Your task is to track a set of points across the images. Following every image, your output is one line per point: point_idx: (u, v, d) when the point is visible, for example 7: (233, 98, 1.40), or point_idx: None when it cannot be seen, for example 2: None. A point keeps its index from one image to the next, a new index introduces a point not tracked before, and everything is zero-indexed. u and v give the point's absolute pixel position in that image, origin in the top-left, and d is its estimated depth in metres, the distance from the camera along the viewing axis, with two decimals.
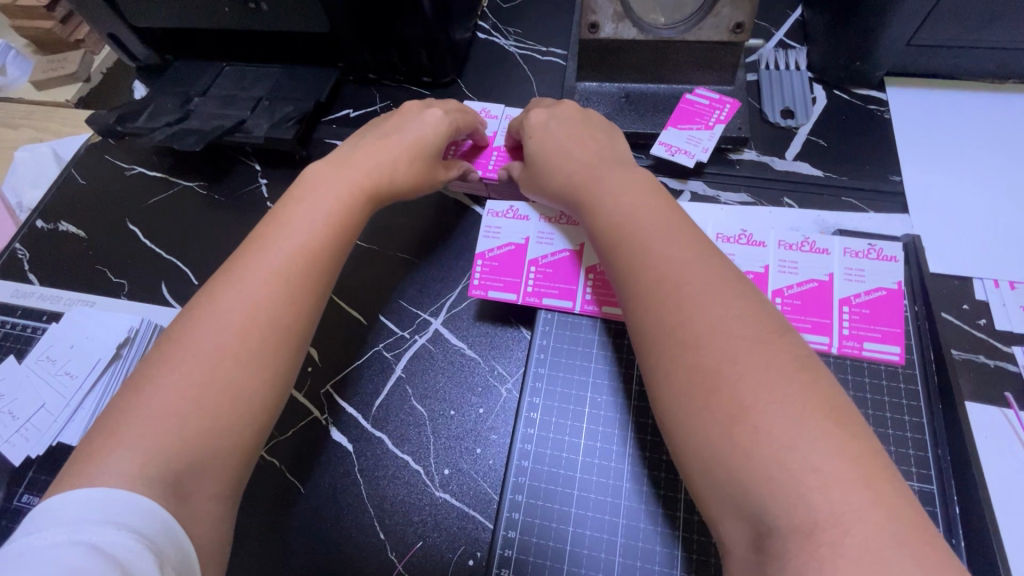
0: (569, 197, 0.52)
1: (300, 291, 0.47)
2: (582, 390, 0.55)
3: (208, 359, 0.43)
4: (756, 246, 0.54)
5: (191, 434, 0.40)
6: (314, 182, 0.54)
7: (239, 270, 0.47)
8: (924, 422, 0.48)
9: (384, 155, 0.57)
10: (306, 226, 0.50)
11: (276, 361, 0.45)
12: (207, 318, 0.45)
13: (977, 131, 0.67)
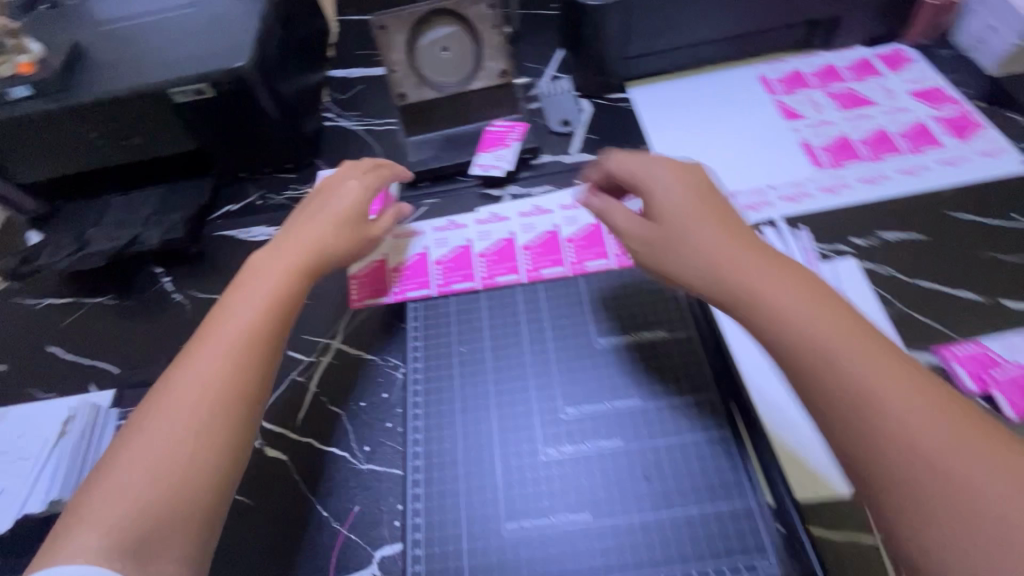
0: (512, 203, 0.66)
1: (247, 367, 0.56)
2: (453, 344, 0.67)
3: (164, 432, 0.51)
4: (547, 212, 0.76)
5: (150, 504, 0.48)
6: (257, 267, 0.64)
7: (198, 351, 0.56)
8: (683, 288, 0.67)
9: (303, 238, 0.67)
10: (250, 312, 0.59)
11: (223, 430, 0.53)
12: (158, 402, 0.53)
13: (696, 100, 0.93)
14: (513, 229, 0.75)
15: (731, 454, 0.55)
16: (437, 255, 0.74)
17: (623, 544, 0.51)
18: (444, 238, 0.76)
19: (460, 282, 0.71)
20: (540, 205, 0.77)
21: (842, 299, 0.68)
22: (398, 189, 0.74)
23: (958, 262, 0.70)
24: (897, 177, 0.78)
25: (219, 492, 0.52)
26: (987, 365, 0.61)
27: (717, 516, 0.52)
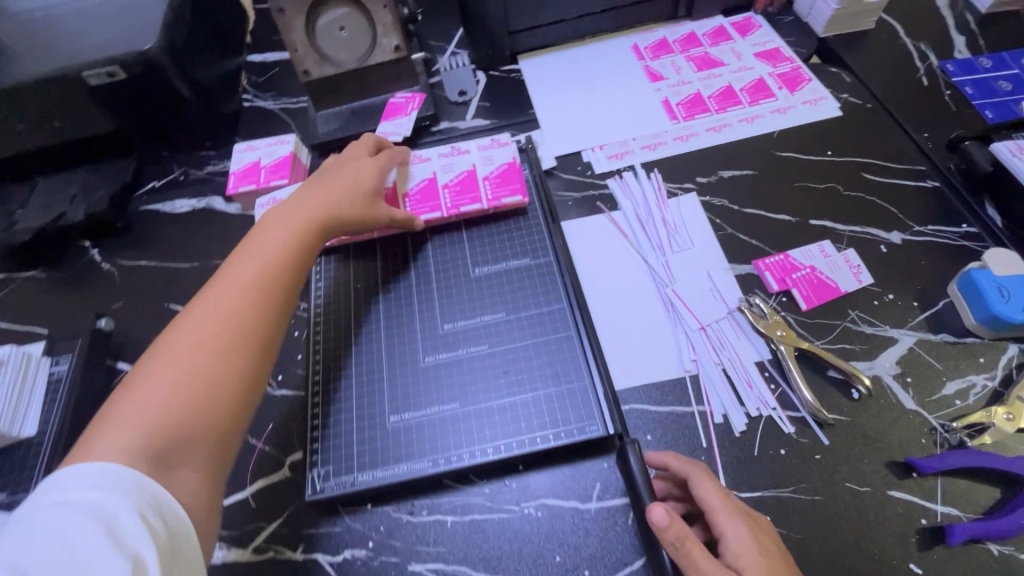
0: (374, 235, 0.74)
1: (255, 313, 0.60)
2: (347, 286, 0.76)
3: (174, 376, 0.54)
4: (426, 162, 0.84)
5: (177, 416, 0.52)
6: (275, 219, 0.69)
7: (203, 301, 0.60)
8: (545, 231, 0.79)
9: (334, 187, 0.73)
10: (266, 255, 0.64)
11: (245, 354, 0.58)
12: (213, 314, 0.58)
13: (578, 68, 1.04)
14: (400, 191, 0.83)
15: (573, 349, 0.68)
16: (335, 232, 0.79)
17: (483, 423, 0.64)
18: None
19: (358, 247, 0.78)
20: (423, 157, 0.84)
21: (681, 228, 0.81)
22: (342, 162, 0.77)
23: (780, 192, 0.83)
24: (737, 126, 0.91)
25: (225, 431, 0.55)
26: (790, 269, 0.74)
27: (560, 396, 0.65)
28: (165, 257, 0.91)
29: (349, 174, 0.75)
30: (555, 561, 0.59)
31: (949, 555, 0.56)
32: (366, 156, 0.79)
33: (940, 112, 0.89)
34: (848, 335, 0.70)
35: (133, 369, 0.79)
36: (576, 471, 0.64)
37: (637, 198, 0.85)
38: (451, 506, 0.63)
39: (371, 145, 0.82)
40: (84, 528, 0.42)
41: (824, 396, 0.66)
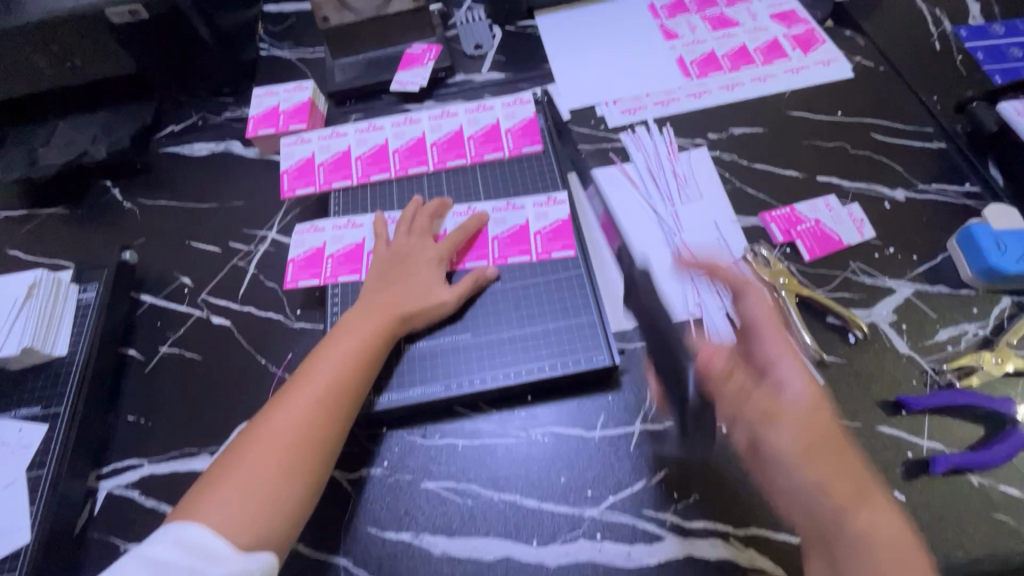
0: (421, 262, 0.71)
1: (332, 429, 0.60)
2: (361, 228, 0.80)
3: (261, 466, 0.56)
4: (451, 116, 0.86)
5: (268, 491, 0.56)
6: (348, 320, 0.66)
7: (281, 404, 0.60)
8: (554, 179, 0.80)
9: (403, 293, 0.68)
10: (346, 349, 0.63)
11: (326, 427, 0.59)
12: (313, 445, 0.58)
13: (594, 25, 1.04)
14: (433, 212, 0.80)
15: (582, 286, 0.71)
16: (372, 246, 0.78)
17: (495, 353, 0.68)
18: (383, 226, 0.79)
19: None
20: (476, 211, 0.77)
21: (690, 180, 0.83)
22: (404, 252, 0.72)
23: (789, 149, 0.85)
24: (749, 84, 0.92)
25: (312, 497, 0.58)
26: (795, 222, 0.76)
27: (565, 331, 0.68)
28: (184, 198, 0.93)
29: (411, 267, 0.70)
30: (560, 482, 0.63)
31: (931, 484, 0.59)
32: (427, 244, 0.73)
33: (951, 76, 0.90)
34: (848, 284, 0.72)
35: (156, 300, 0.82)
36: (581, 401, 0.67)
37: (648, 150, 0.86)
38: (462, 430, 0.67)
39: (429, 214, 0.76)
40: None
41: (821, 339, 0.69)
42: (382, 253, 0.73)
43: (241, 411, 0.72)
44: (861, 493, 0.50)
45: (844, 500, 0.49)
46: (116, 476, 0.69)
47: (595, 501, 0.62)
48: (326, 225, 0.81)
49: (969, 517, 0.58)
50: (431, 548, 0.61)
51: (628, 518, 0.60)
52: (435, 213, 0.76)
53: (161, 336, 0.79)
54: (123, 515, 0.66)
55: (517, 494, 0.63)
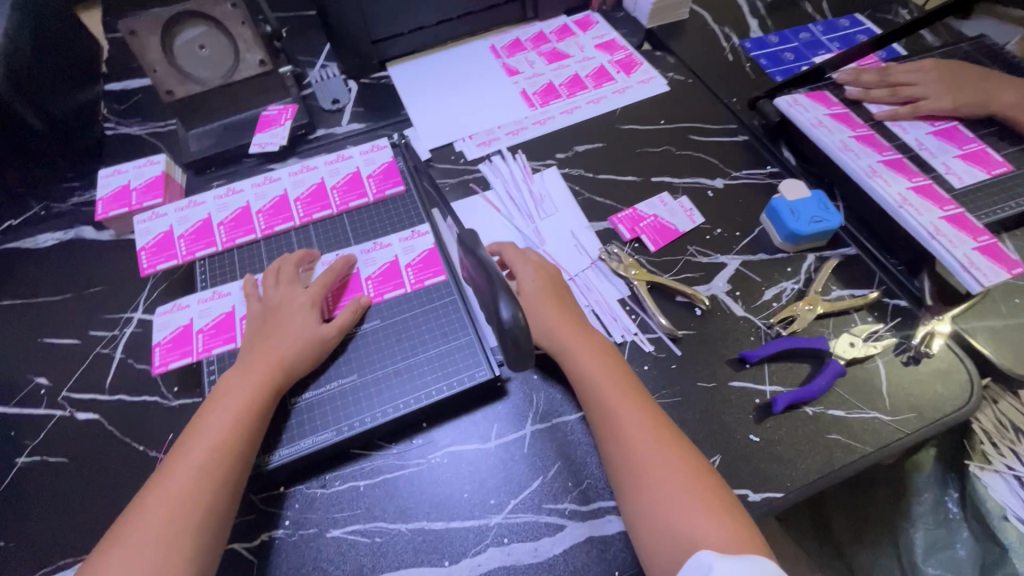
0: (293, 308, 0.71)
1: (216, 495, 0.58)
2: (234, 292, 0.80)
3: (140, 553, 0.54)
4: (312, 170, 0.88)
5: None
6: (227, 384, 0.66)
7: (161, 482, 0.59)
8: (419, 210, 0.85)
9: (279, 346, 0.68)
10: (225, 414, 0.63)
11: (208, 498, 0.58)
12: (195, 519, 0.56)
13: (443, 69, 1.12)
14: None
15: (457, 308, 0.75)
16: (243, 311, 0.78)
17: (382, 388, 0.70)
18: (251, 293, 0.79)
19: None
20: (344, 254, 0.80)
21: (546, 197, 0.91)
22: (274, 304, 0.73)
23: (625, 158, 0.96)
24: (585, 107, 1.04)
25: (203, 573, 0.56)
26: (638, 220, 0.87)
27: (446, 355, 0.71)
28: (31, 294, 0.86)
29: (284, 318, 0.71)
30: (463, 498, 0.65)
31: (777, 422, 0.69)
32: (298, 291, 0.73)
33: (744, 81, 1.07)
34: (689, 266, 0.83)
35: (7, 410, 0.75)
36: (474, 416, 0.70)
37: (504, 176, 0.94)
38: (362, 471, 0.67)
39: (294, 264, 0.77)
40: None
41: (674, 317, 0.78)
42: (255, 310, 0.74)
43: (121, 506, 0.67)
44: (666, 437, 0.62)
45: (619, 387, 0.66)
46: None
47: (498, 508, 0.64)
48: (190, 301, 0.80)
49: (810, 442, 0.67)
50: None
51: (531, 516, 0.64)
52: (302, 262, 0.78)
53: (18, 447, 0.72)
54: None
55: (423, 519, 0.64)
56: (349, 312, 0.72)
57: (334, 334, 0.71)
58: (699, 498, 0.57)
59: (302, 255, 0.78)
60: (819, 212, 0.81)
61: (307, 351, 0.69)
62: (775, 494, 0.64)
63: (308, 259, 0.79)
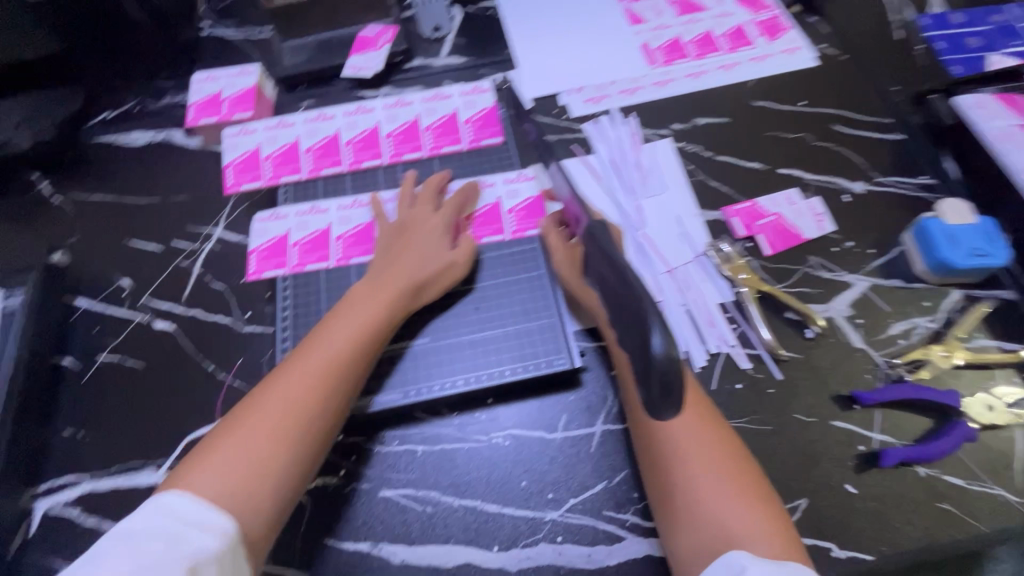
0: (423, 232, 0.69)
1: (335, 398, 0.57)
2: (313, 224, 0.77)
3: (254, 440, 0.53)
4: (408, 105, 0.82)
5: (258, 465, 0.52)
6: (353, 296, 0.64)
7: (280, 376, 0.58)
8: (515, 162, 0.78)
9: (408, 267, 0.66)
10: (349, 325, 0.61)
11: (326, 404, 0.57)
12: (309, 420, 0.55)
13: (559, 6, 0.99)
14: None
15: (544, 286, 0.70)
16: (339, 231, 0.76)
17: (455, 357, 0.67)
18: (348, 215, 0.77)
19: (359, 256, 0.75)
20: (474, 183, 0.75)
21: (654, 172, 0.81)
22: (406, 224, 0.70)
23: (752, 141, 0.84)
24: (714, 73, 0.90)
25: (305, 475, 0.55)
26: (756, 216, 0.76)
27: (527, 332, 0.67)
28: (121, 192, 0.86)
29: (416, 241, 0.68)
30: (521, 486, 0.62)
31: (880, 478, 0.61)
32: (431, 215, 0.71)
33: (911, 67, 0.90)
34: (807, 279, 0.73)
35: (92, 304, 0.77)
36: (541, 403, 0.66)
37: (609, 141, 0.85)
38: (420, 437, 0.65)
39: (434, 186, 0.73)
40: (151, 546, 0.46)
41: (780, 336, 0.69)
42: (386, 228, 0.71)
43: (189, 420, 0.69)
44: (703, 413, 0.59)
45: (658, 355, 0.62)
46: (54, 493, 0.65)
47: (556, 504, 0.61)
48: (288, 211, 0.78)
49: (914, 508, 0.59)
50: (389, 558, 0.60)
51: (590, 520, 0.60)
52: (438, 185, 0.74)
53: (99, 344, 0.74)
54: (64, 534, 0.63)
55: (477, 498, 0.62)
56: (475, 243, 0.69)
57: (464, 267, 0.68)
58: (734, 481, 0.54)
59: (442, 179, 0.75)
60: (982, 245, 0.68)
61: (437, 280, 0.67)
62: (863, 555, 0.57)
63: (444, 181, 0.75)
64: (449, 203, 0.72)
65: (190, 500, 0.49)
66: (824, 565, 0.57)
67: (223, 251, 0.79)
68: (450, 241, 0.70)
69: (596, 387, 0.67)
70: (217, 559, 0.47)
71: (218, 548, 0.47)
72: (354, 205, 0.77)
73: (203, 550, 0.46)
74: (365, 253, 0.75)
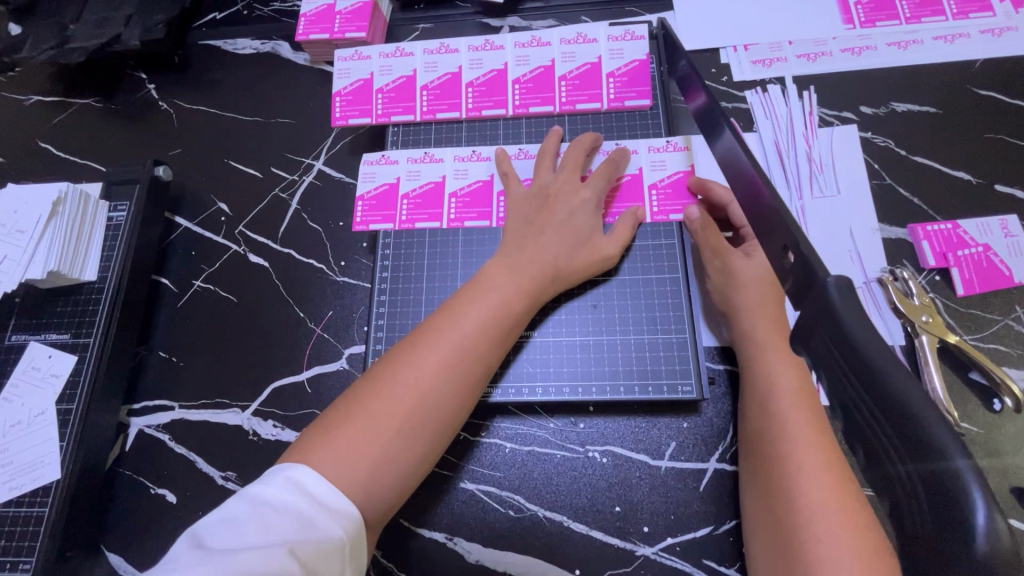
0: (570, 207, 0.61)
1: (469, 386, 0.53)
2: (421, 176, 0.68)
3: (387, 421, 0.49)
4: (544, 46, 0.68)
5: (388, 448, 0.49)
6: (491, 272, 0.57)
7: (412, 354, 0.52)
8: (660, 128, 0.66)
9: (552, 248, 0.58)
10: (489, 307, 0.55)
11: (460, 391, 0.52)
12: (443, 406, 0.51)
13: None
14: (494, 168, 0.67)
15: (676, 295, 0.60)
16: (453, 186, 0.67)
17: (562, 358, 0.60)
18: (465, 168, 0.68)
19: (474, 219, 0.66)
20: (623, 147, 0.65)
21: (830, 167, 0.66)
22: (549, 192, 0.62)
23: (965, 142, 0.66)
24: (929, 44, 0.70)
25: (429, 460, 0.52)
26: (955, 244, 0.61)
27: (649, 344, 0.59)
28: (225, 106, 0.81)
29: (564, 214, 0.60)
30: (613, 511, 0.57)
31: None
32: (580, 186, 0.62)
33: None
34: (1005, 335, 0.58)
35: (191, 226, 0.74)
36: (649, 424, 0.59)
37: (778, 120, 0.69)
38: (512, 433, 0.60)
39: (586, 150, 0.64)
40: (284, 522, 0.42)
41: (959, 400, 0.56)
42: (521, 191, 0.63)
43: (278, 366, 0.67)
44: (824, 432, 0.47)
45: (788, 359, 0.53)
46: (147, 414, 0.66)
47: (650, 540, 0.55)
48: (400, 156, 0.69)
49: None
50: (465, 554, 0.57)
51: (686, 565, 0.54)
52: (589, 147, 0.64)
53: (195, 269, 0.72)
54: (155, 456, 0.64)
55: (564, 514, 0.57)
56: (627, 225, 0.61)
57: (617, 251, 0.60)
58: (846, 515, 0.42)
59: (592, 142, 0.64)
60: None
61: (581, 261, 0.59)
62: None
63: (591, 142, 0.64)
64: (600, 170, 0.62)
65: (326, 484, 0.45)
66: None
67: (323, 189, 0.74)
68: (599, 216, 0.62)
69: (716, 422, 0.58)
70: (342, 546, 0.43)
71: (344, 539, 0.44)
72: (473, 158, 0.68)
73: (331, 540, 0.43)
74: (481, 217, 0.66)
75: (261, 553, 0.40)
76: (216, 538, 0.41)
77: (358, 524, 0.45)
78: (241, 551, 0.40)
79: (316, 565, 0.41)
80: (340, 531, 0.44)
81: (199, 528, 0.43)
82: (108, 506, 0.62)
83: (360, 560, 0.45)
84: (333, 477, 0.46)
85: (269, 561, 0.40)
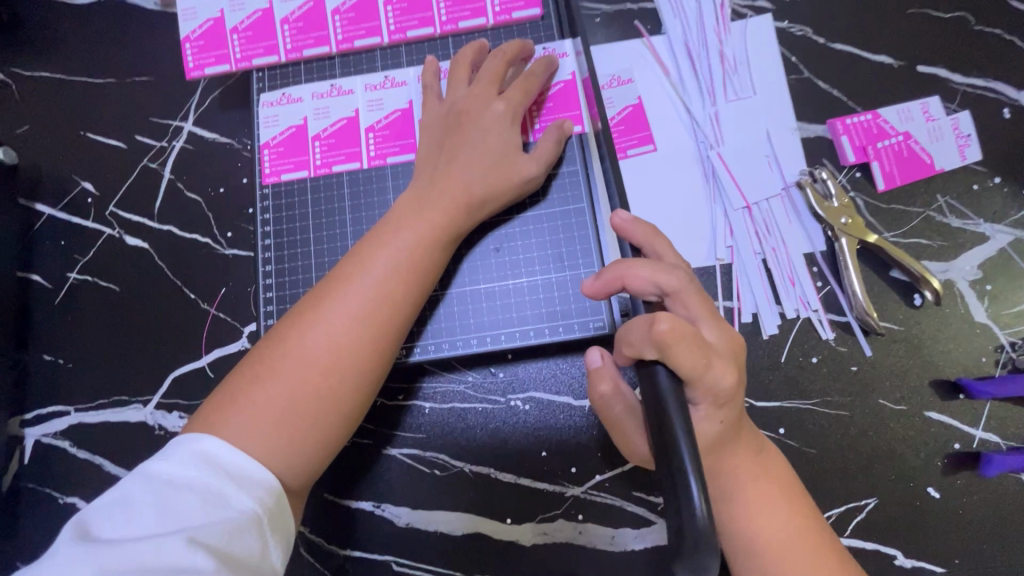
0: (487, 119, 0.53)
1: (393, 330, 0.47)
2: (300, 127, 0.61)
3: (300, 377, 0.43)
4: None
5: (306, 406, 0.43)
6: (404, 208, 0.51)
7: (322, 303, 0.46)
8: (555, 33, 0.59)
9: (469, 171, 0.52)
10: (405, 244, 0.49)
11: (384, 339, 0.47)
12: (365, 352, 0.45)
13: None
14: (413, 93, 0.60)
15: (582, 227, 0.56)
16: (369, 120, 0.61)
17: (467, 310, 0.56)
18: (379, 99, 0.61)
19: (396, 153, 0.60)
20: (550, 52, 0.58)
21: (744, 65, 0.60)
22: (461, 110, 0.54)
23: (888, 20, 0.60)
24: None
25: (358, 413, 0.46)
26: (875, 135, 0.57)
27: (559, 282, 0.55)
28: (56, 63, 0.68)
29: (475, 134, 0.53)
30: (540, 456, 0.55)
31: (971, 482, 0.51)
32: (494, 99, 0.54)
33: None
34: (927, 227, 0.56)
35: (54, 213, 0.66)
36: (568, 365, 0.56)
37: (686, 16, 0.61)
38: (431, 392, 0.57)
39: (507, 60, 0.55)
40: (184, 503, 0.37)
41: (879, 301, 0.54)
42: (434, 112, 0.56)
43: (175, 355, 0.62)
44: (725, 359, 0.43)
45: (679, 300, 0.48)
46: (42, 423, 0.61)
47: (579, 480, 0.54)
48: (303, 93, 0.61)
49: (1002, 520, 0.51)
50: (394, 520, 0.55)
51: (616, 500, 0.54)
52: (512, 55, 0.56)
53: (68, 260, 0.65)
54: (58, 465, 0.60)
55: (491, 466, 0.55)
56: (555, 139, 0.55)
57: (539, 172, 0.54)
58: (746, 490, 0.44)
59: (507, 47, 0.56)
60: None
61: (503, 184, 0.53)
62: (933, 567, 0.50)
63: (508, 45, 0.56)
64: (517, 83, 0.55)
65: (230, 451, 0.40)
66: (882, 572, 0.50)
67: (195, 153, 0.65)
68: (519, 133, 0.55)
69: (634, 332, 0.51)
70: (258, 523, 0.38)
71: (261, 513, 0.39)
72: (387, 85, 0.61)
73: (245, 515, 0.38)
74: (403, 150, 0.60)
75: (155, 542, 0.35)
76: (106, 529, 0.36)
77: (277, 494, 0.40)
78: (133, 543, 0.35)
79: (227, 547, 0.36)
80: (254, 504, 0.39)
81: (86, 518, 0.37)
82: (17, 521, 0.59)
83: (285, 530, 0.40)
84: (241, 443, 0.41)
85: (170, 550, 0.34)
